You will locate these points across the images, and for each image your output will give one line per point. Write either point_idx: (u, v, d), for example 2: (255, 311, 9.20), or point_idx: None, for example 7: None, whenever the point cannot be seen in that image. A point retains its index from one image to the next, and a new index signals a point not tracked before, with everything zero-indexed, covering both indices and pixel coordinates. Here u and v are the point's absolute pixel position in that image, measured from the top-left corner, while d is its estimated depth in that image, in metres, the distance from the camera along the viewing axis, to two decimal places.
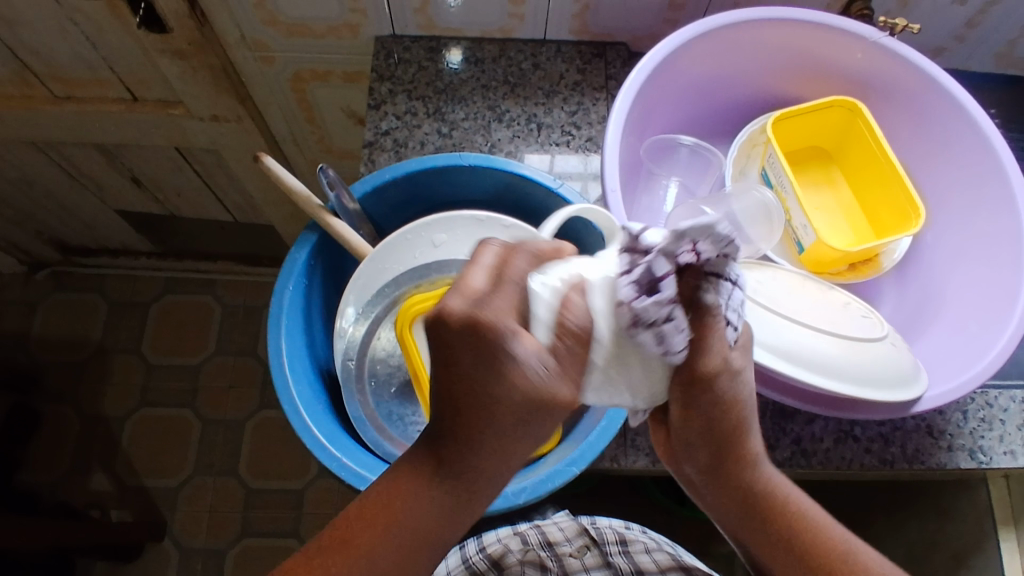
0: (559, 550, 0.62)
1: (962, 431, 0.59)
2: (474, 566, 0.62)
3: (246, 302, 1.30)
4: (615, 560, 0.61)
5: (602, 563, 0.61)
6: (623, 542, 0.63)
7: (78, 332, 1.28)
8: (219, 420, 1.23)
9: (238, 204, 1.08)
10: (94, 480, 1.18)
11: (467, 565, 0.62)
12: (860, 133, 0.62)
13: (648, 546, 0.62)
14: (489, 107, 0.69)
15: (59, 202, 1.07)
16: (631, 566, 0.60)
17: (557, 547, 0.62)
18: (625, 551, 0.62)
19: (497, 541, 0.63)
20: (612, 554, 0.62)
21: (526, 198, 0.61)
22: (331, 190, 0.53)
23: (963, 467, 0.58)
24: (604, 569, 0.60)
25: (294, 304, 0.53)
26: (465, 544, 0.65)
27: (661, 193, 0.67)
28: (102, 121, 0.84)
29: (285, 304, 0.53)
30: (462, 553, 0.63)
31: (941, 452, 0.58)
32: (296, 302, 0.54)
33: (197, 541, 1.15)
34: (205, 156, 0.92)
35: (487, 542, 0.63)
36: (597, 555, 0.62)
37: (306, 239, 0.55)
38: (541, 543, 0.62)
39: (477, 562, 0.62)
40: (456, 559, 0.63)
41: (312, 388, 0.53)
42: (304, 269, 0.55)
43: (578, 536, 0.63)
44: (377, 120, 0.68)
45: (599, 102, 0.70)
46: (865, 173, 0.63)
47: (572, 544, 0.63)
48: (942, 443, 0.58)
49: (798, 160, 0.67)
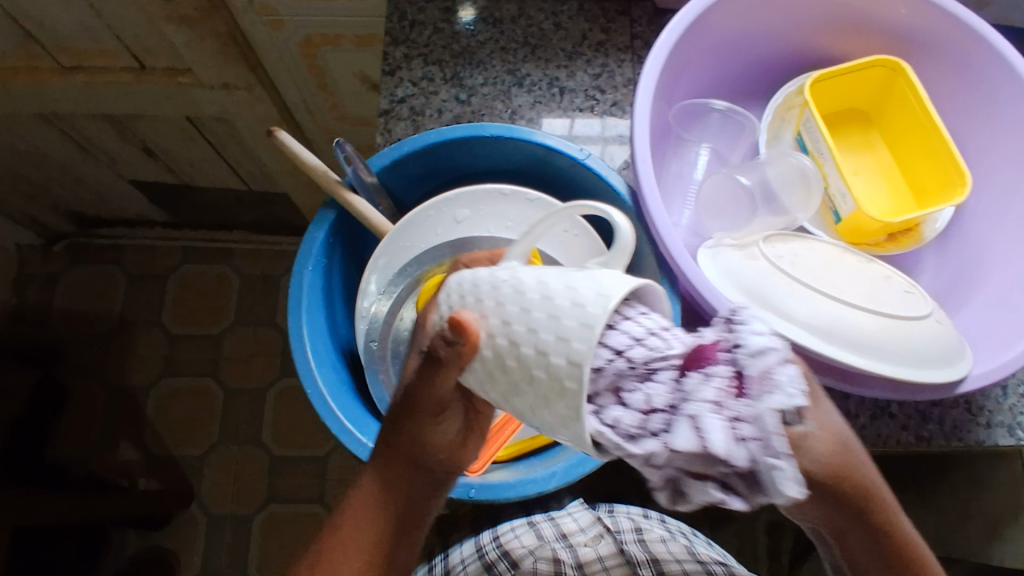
0: (573, 539, 0.62)
1: (1002, 406, 0.57)
2: (494, 566, 0.60)
3: (264, 271, 1.29)
4: (629, 548, 0.61)
5: (619, 555, 0.60)
6: (638, 530, 0.62)
7: (98, 304, 1.28)
8: (241, 389, 1.23)
9: (253, 173, 1.06)
10: (121, 450, 1.20)
11: (482, 558, 0.60)
12: (902, 94, 0.59)
13: (666, 537, 0.62)
14: (509, 71, 0.66)
15: (72, 174, 1.06)
16: (648, 556, 0.60)
17: (571, 537, 0.62)
18: (639, 540, 0.62)
19: (514, 539, 0.61)
20: (627, 542, 0.61)
21: (553, 171, 0.58)
22: (348, 165, 0.51)
23: (1001, 444, 0.56)
24: (620, 560, 0.60)
25: (314, 285, 0.52)
26: (482, 539, 0.63)
27: (692, 160, 0.64)
28: (111, 91, 0.81)
29: (305, 285, 0.51)
30: (477, 543, 0.62)
31: (980, 428, 0.56)
32: (316, 282, 0.52)
33: (225, 508, 1.17)
34: (217, 125, 0.90)
35: (504, 537, 0.62)
36: (612, 543, 0.61)
37: (324, 216, 0.53)
38: (556, 535, 0.62)
39: (491, 554, 0.60)
40: (471, 549, 0.62)
41: (336, 370, 0.52)
42: (323, 248, 0.53)
43: (592, 526, 0.63)
44: (392, 87, 0.65)
45: (624, 64, 0.66)
46: (908, 137, 0.60)
47: (586, 534, 0.62)
48: (981, 420, 0.56)
49: (834, 124, 0.63)
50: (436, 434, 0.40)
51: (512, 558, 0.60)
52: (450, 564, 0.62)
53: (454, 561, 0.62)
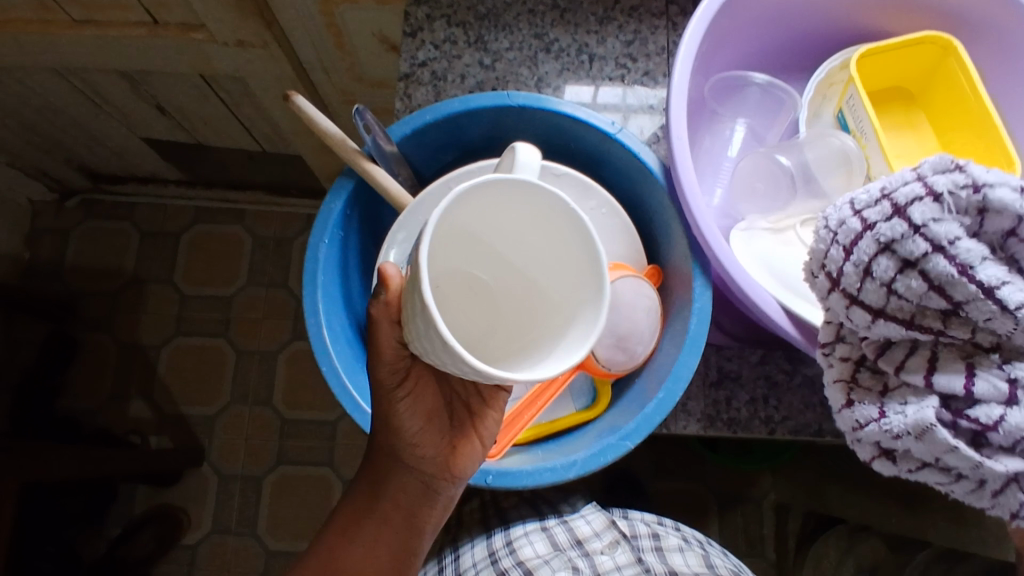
0: (588, 547, 0.61)
1: None
2: (507, 573, 0.58)
3: (277, 233, 1.28)
4: (646, 558, 0.60)
5: (635, 562, 0.59)
6: (654, 536, 0.62)
7: (110, 261, 1.27)
8: (252, 351, 1.23)
9: (267, 134, 1.03)
10: (133, 407, 1.21)
11: (494, 562, 0.59)
12: (952, 74, 0.56)
13: (683, 545, 0.61)
14: (536, 36, 0.63)
15: (83, 129, 1.04)
16: (665, 567, 0.59)
17: (587, 543, 0.61)
18: (656, 549, 0.61)
19: (527, 542, 0.60)
20: (644, 549, 0.61)
21: (582, 144, 0.55)
22: (368, 133, 0.48)
23: None
24: (637, 567, 0.59)
25: (330, 259, 0.50)
26: (493, 540, 0.61)
27: (726, 135, 0.62)
28: (123, 45, 0.79)
29: (321, 259, 0.49)
30: (488, 546, 0.60)
31: None
32: (332, 256, 0.50)
33: (236, 468, 1.18)
34: (231, 83, 0.87)
35: (517, 540, 0.60)
36: (629, 552, 0.60)
37: (341, 187, 0.51)
38: (572, 541, 0.61)
39: (505, 562, 0.59)
40: (483, 552, 0.60)
41: (350, 347, 0.50)
42: (339, 220, 0.51)
43: (607, 531, 0.63)
44: (413, 50, 0.62)
45: (658, 31, 0.63)
46: (954, 120, 0.57)
47: (602, 540, 0.62)
48: None
49: (879, 102, 0.60)
50: (406, 412, 0.43)
51: (526, 564, 0.58)
52: (461, 566, 0.61)
53: (465, 563, 0.61)
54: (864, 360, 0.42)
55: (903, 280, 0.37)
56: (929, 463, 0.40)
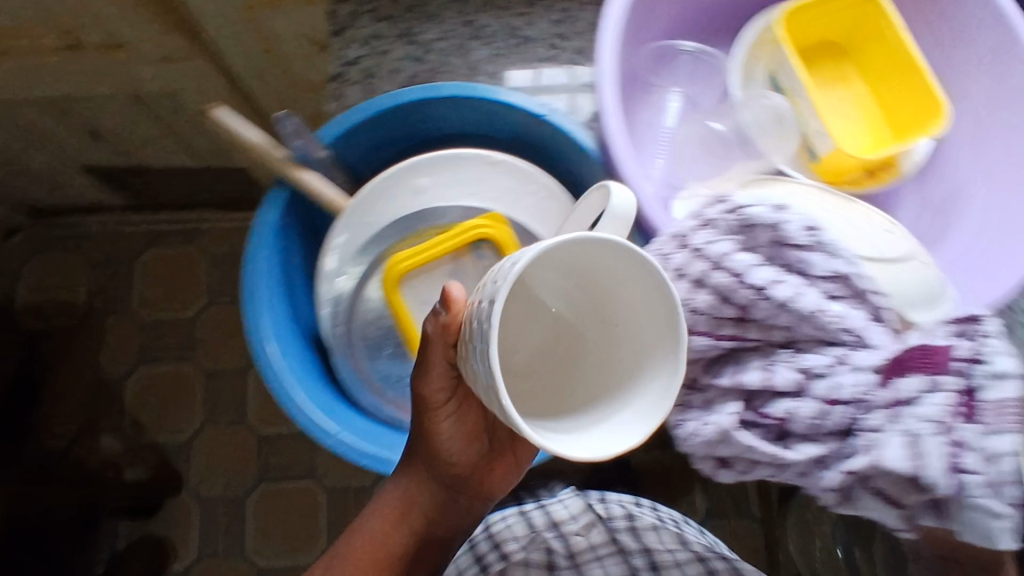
0: (565, 529, 0.61)
1: None
2: (485, 561, 0.61)
3: (233, 249, 1.25)
4: (622, 538, 0.60)
5: (609, 542, 0.60)
6: (630, 518, 0.62)
7: (64, 295, 1.24)
8: (222, 371, 1.21)
9: (210, 148, 1.01)
10: (104, 441, 1.17)
11: (473, 551, 0.61)
12: (878, 22, 0.56)
13: (656, 523, 0.61)
14: (465, 23, 0.62)
15: (17, 164, 1.01)
16: (640, 545, 0.59)
17: (563, 526, 0.61)
18: (632, 528, 0.61)
19: (505, 530, 0.62)
20: (619, 529, 0.61)
21: (512, 129, 0.55)
22: (297, 140, 0.49)
23: None
24: (611, 548, 0.59)
25: (271, 274, 0.50)
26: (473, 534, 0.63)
27: (663, 106, 0.61)
28: (44, 72, 0.76)
29: (260, 275, 0.49)
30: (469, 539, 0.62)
31: None
32: (273, 270, 0.50)
33: (216, 491, 1.16)
34: (166, 101, 0.85)
35: (495, 531, 0.62)
36: (603, 532, 0.60)
37: (274, 198, 0.51)
38: (546, 524, 0.62)
39: (483, 548, 0.61)
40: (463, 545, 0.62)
41: (302, 359, 0.51)
42: (277, 232, 0.51)
43: (583, 514, 0.62)
44: (342, 49, 0.61)
45: (586, 7, 0.63)
46: (884, 67, 0.57)
47: (578, 522, 0.62)
48: None
49: (810, 58, 0.60)
50: (451, 428, 0.46)
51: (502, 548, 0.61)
52: None
53: None
54: (695, 383, 0.44)
55: (715, 275, 0.43)
56: (764, 461, 0.41)
